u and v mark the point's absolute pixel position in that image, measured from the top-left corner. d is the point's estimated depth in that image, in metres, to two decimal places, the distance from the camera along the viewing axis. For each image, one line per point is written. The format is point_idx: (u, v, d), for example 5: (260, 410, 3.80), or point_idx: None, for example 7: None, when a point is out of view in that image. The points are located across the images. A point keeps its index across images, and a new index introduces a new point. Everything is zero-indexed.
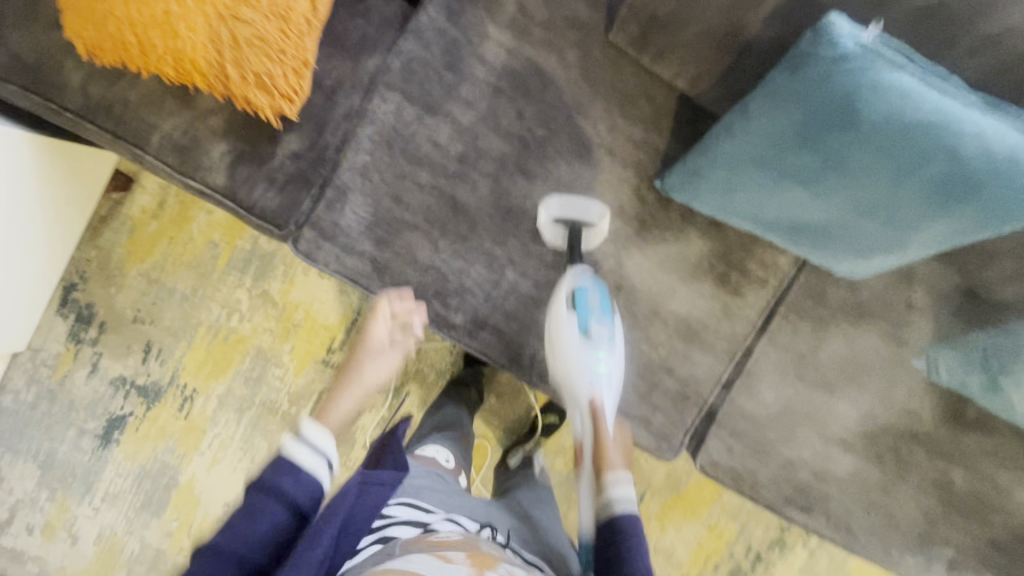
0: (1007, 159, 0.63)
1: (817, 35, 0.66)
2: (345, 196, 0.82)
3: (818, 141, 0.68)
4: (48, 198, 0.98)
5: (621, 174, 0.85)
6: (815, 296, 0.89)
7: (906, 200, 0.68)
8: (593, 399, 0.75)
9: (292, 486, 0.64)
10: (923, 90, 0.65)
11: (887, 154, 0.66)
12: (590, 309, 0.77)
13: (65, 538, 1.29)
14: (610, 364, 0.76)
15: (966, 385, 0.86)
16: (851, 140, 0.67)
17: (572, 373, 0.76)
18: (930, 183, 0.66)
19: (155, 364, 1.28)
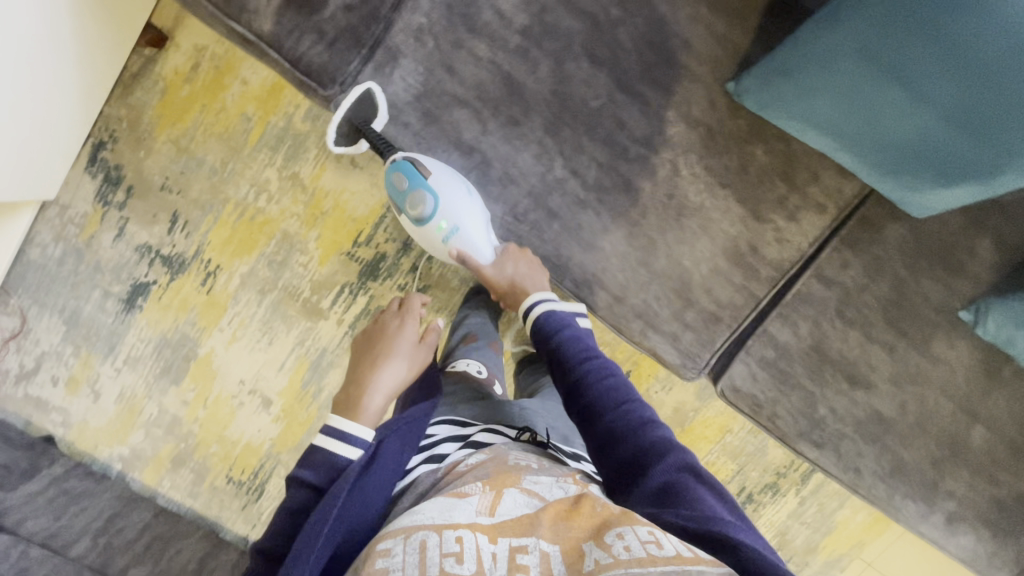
0: None
1: None
2: (396, 61, 0.77)
3: (930, 31, 0.63)
4: (58, 38, 0.92)
5: (694, 71, 0.79)
6: (872, 231, 0.85)
7: (1011, 112, 0.63)
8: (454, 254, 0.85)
9: (307, 473, 0.74)
10: None
11: (1001, 48, 0.62)
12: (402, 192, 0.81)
13: (88, 393, 1.35)
14: (444, 213, 0.80)
15: (1012, 340, 0.83)
16: (964, 29, 0.63)
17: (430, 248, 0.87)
18: None
19: (181, 236, 1.27)
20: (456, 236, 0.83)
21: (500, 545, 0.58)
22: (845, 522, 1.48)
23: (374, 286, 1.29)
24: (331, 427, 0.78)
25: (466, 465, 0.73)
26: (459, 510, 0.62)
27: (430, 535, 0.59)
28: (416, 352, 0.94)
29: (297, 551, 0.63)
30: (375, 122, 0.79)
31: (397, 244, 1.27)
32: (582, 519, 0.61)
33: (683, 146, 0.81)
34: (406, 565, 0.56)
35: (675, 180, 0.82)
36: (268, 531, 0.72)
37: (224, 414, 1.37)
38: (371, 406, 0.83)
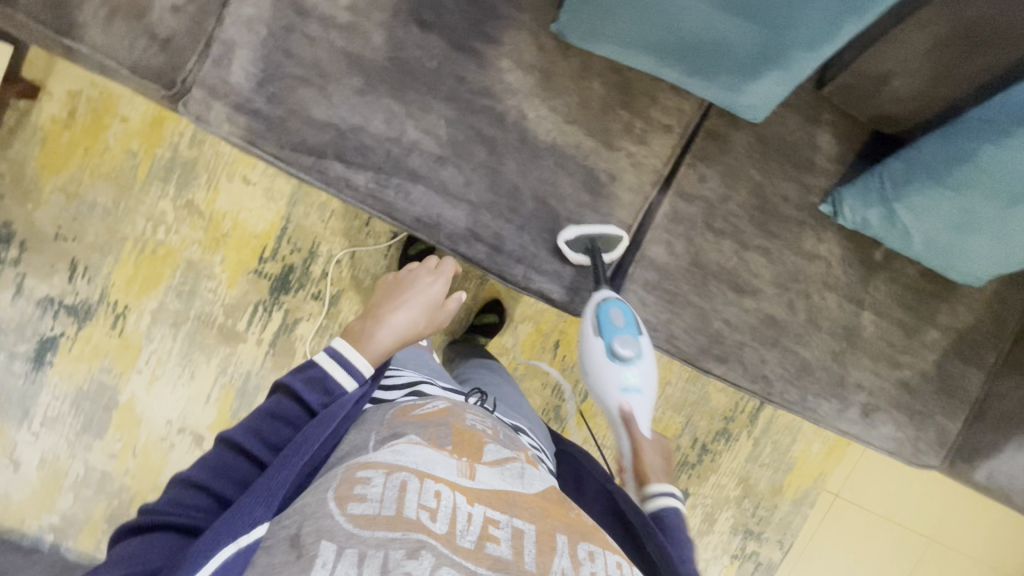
0: None
1: None
2: (232, 52, 0.80)
3: None
4: None
5: (518, 21, 0.84)
6: (719, 142, 0.90)
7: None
8: (623, 406, 0.85)
9: (300, 385, 0.65)
10: None
11: None
12: (613, 325, 0.85)
13: (7, 464, 1.29)
14: (640, 371, 0.86)
15: (868, 221, 0.87)
16: None
17: (604, 384, 0.87)
18: None
19: (83, 282, 1.25)
20: (637, 396, 0.85)
21: (475, 509, 0.55)
22: (803, 456, 1.48)
23: (288, 299, 1.29)
24: (335, 349, 0.69)
25: (428, 408, 0.70)
26: (440, 465, 0.58)
27: (411, 479, 0.55)
28: (435, 313, 0.86)
29: (285, 456, 0.57)
30: (610, 255, 0.88)
31: (302, 254, 1.28)
32: (555, 513, 0.59)
33: (524, 91, 0.85)
34: (383, 498, 0.52)
35: (524, 124, 0.86)
36: (241, 425, 0.62)
37: (155, 460, 1.32)
38: (380, 344, 0.74)
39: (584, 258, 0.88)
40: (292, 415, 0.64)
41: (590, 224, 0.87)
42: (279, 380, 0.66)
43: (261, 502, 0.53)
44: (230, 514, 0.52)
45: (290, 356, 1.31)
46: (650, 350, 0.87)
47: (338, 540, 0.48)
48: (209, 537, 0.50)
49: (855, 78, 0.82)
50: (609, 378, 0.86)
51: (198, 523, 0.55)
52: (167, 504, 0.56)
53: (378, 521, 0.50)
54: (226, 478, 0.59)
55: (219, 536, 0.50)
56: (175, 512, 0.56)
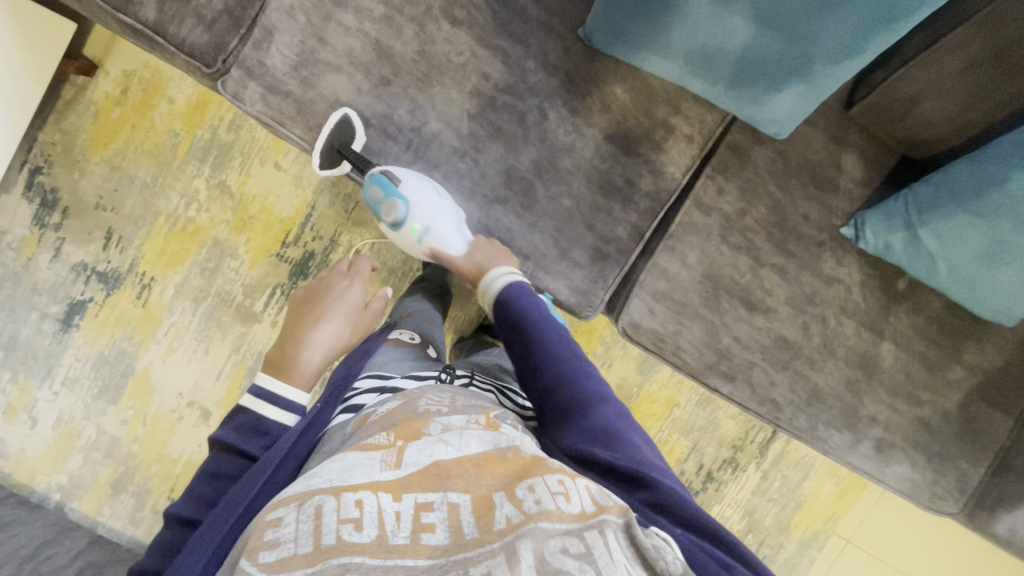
0: None
1: None
2: (271, 36, 0.84)
3: None
4: None
5: (547, 23, 0.86)
6: (739, 156, 0.89)
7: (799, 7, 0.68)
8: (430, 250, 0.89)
9: (234, 436, 0.70)
10: None
11: None
12: (378, 202, 0.85)
13: (26, 421, 1.35)
14: (417, 216, 0.84)
15: (891, 246, 0.84)
16: None
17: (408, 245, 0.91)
18: None
19: (116, 252, 1.31)
20: (429, 235, 0.86)
21: (403, 504, 0.51)
22: (813, 495, 1.41)
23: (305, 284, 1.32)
24: (262, 387, 0.76)
25: (378, 412, 0.66)
26: (361, 469, 0.54)
27: (327, 500, 0.51)
28: (358, 319, 0.92)
29: (212, 521, 0.59)
30: (355, 143, 0.85)
31: (323, 241, 1.31)
32: (494, 466, 0.54)
33: (547, 91, 0.87)
34: (298, 535, 0.49)
35: (544, 124, 0.87)
36: (186, 500, 0.67)
37: (163, 430, 1.36)
38: (307, 364, 0.81)
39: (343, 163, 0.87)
40: (236, 469, 0.67)
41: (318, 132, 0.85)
42: (214, 439, 0.71)
43: None
44: None
45: None
46: (417, 191, 0.83)
47: None
48: None
49: (884, 97, 0.80)
50: (405, 238, 0.89)
51: None
52: None
53: (296, 561, 0.47)
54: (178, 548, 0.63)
55: None
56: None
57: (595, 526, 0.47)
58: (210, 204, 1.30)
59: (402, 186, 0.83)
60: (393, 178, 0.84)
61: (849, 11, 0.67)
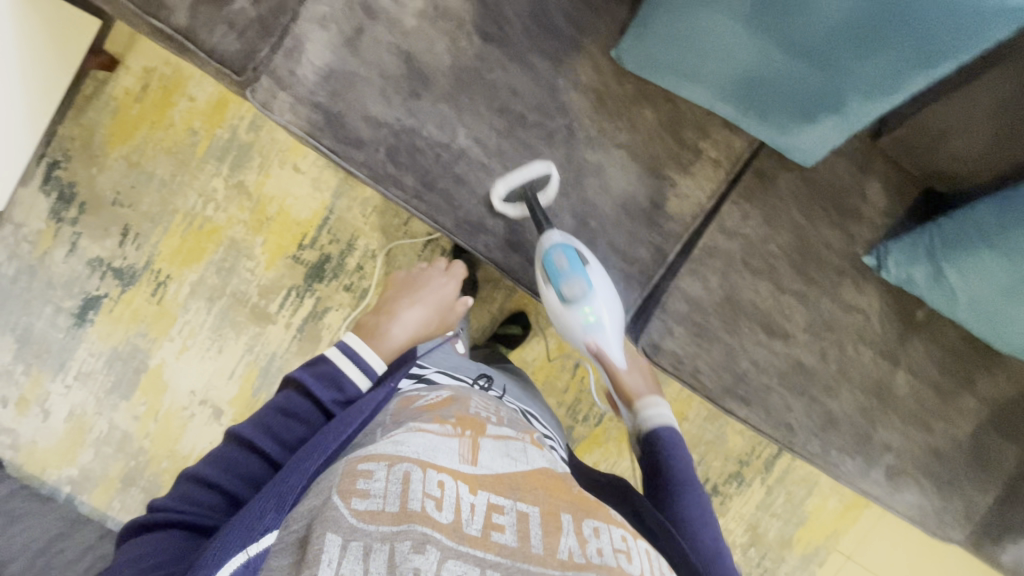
0: None
1: None
2: (302, 46, 0.83)
3: None
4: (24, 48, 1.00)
5: (579, 42, 0.85)
6: (765, 181, 0.89)
7: (837, 42, 0.67)
8: (589, 344, 0.85)
9: (311, 379, 0.72)
10: None
11: None
12: (558, 270, 0.81)
13: (38, 413, 1.35)
14: (596, 301, 0.83)
15: (912, 279, 0.85)
16: None
17: (567, 329, 0.86)
18: (854, 25, 0.65)
19: (132, 248, 1.31)
20: (599, 330, 0.84)
21: (479, 497, 0.52)
22: (817, 511, 1.43)
23: (320, 287, 1.33)
24: (347, 345, 0.78)
25: (431, 401, 0.68)
26: (443, 453, 0.55)
27: (414, 470, 0.51)
28: (445, 313, 1.00)
29: (297, 459, 0.59)
30: (544, 196, 0.86)
31: (340, 245, 1.32)
32: (560, 492, 0.57)
33: (576, 111, 0.86)
34: (387, 493, 0.49)
35: (572, 144, 0.87)
36: (254, 424, 0.68)
37: (175, 427, 1.37)
38: (396, 335, 0.88)
39: (516, 209, 0.87)
40: (306, 413, 0.70)
41: (518, 171, 0.85)
42: (291, 376, 0.72)
43: (273, 507, 0.51)
44: (244, 520, 0.51)
45: (314, 343, 1.35)
46: (602, 280, 0.84)
47: (342, 533, 0.45)
48: (230, 536, 0.49)
49: (913, 132, 0.80)
50: (571, 321, 0.85)
51: (208, 522, 0.59)
52: (177, 501, 0.61)
53: (382, 516, 0.47)
54: (233, 475, 0.63)
55: (227, 546, 0.48)
56: (184, 509, 0.60)
57: None
58: (228, 204, 1.30)
59: (587, 268, 0.83)
60: (583, 258, 0.83)
61: (885, 56, 0.66)
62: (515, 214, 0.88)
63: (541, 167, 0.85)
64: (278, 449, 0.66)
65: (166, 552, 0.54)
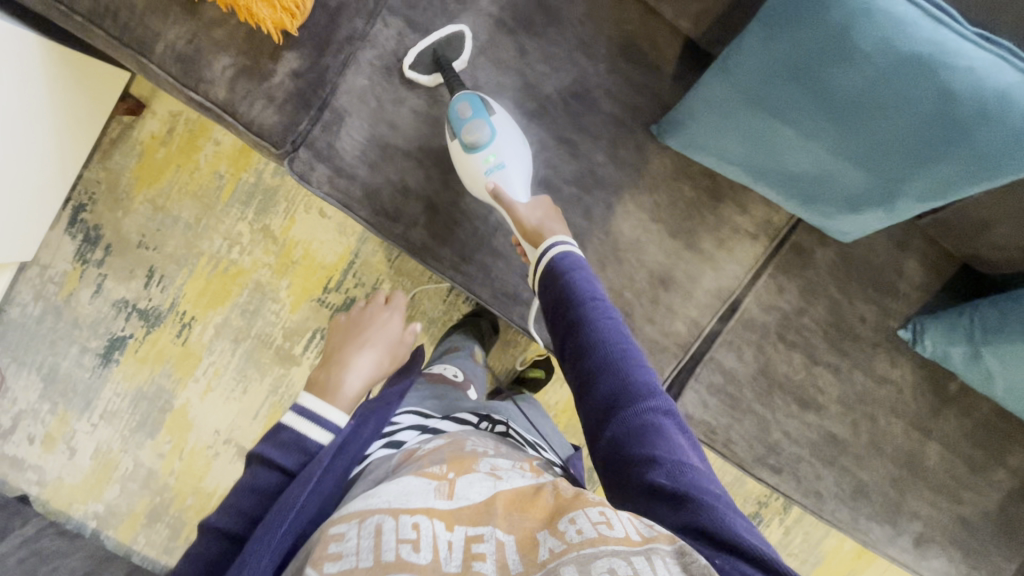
0: (997, 100, 0.59)
1: None
2: (342, 120, 0.83)
3: (807, 74, 0.64)
4: (58, 104, 0.98)
5: (620, 117, 0.85)
6: (802, 255, 0.89)
7: (888, 149, 0.65)
8: (493, 186, 0.78)
9: (275, 451, 0.64)
10: (917, 19, 0.61)
11: (878, 86, 0.62)
12: (461, 117, 0.77)
13: (64, 450, 1.35)
14: (498, 144, 0.77)
15: (949, 356, 0.85)
16: (840, 69, 0.62)
17: (467, 180, 0.80)
18: (909, 137, 0.63)
19: (157, 290, 1.31)
20: (503, 170, 0.77)
21: (456, 533, 0.49)
22: (833, 551, 1.44)
23: None
24: (305, 406, 0.69)
25: (425, 448, 0.64)
26: (416, 495, 0.52)
27: (385, 519, 0.49)
28: (395, 350, 0.90)
29: (262, 532, 0.55)
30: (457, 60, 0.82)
31: (364, 289, 1.32)
32: (537, 507, 0.53)
33: (614, 185, 0.86)
34: (360, 550, 0.47)
35: (610, 219, 0.86)
36: (221, 510, 0.61)
37: (199, 465, 1.37)
38: (348, 389, 0.76)
39: (431, 76, 0.83)
40: (273, 485, 0.62)
41: (427, 37, 0.82)
42: (253, 452, 0.65)
43: None
44: None
45: None
46: (508, 127, 0.79)
47: None
48: None
49: (957, 217, 0.80)
50: (471, 166, 0.78)
51: None
52: None
53: (356, 574, 0.45)
54: (208, 568, 0.58)
55: None
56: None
57: (642, 552, 0.44)
58: (254, 246, 1.30)
59: (495, 117, 0.79)
60: (489, 109, 0.79)
61: (941, 167, 0.63)
62: (428, 82, 0.83)
63: (453, 31, 0.82)
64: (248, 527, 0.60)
65: None
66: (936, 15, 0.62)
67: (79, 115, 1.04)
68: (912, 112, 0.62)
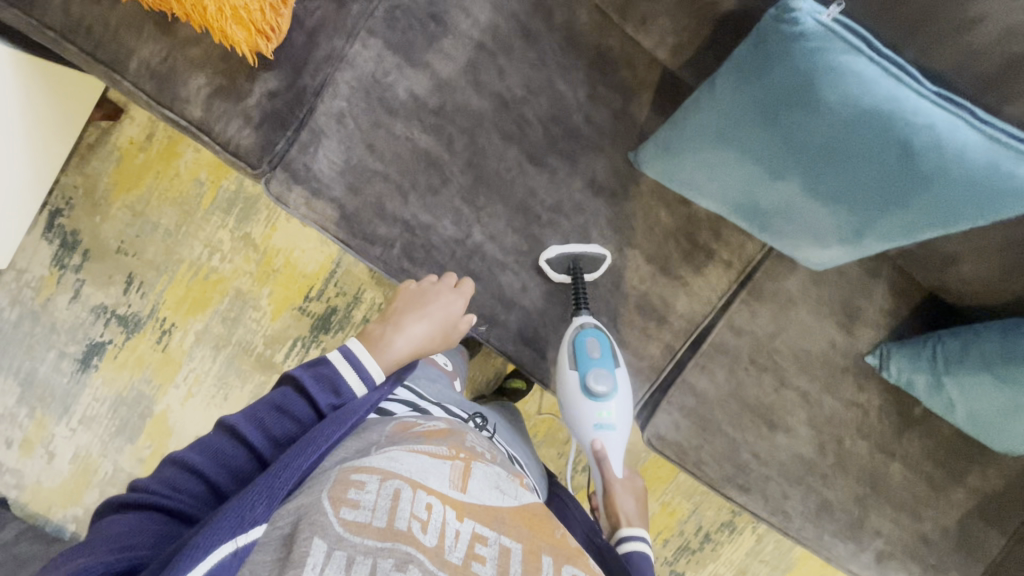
0: (956, 153, 0.61)
1: (779, 11, 0.63)
2: (319, 140, 0.82)
3: (778, 120, 0.65)
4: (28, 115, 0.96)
5: (599, 142, 0.85)
6: (775, 281, 0.91)
7: (854, 193, 0.66)
8: (594, 443, 0.83)
9: (312, 382, 0.66)
10: (880, 74, 0.62)
11: (844, 136, 0.63)
12: (590, 357, 0.83)
13: (42, 454, 1.33)
14: (613, 405, 0.83)
15: (913, 383, 0.87)
16: (808, 118, 0.64)
17: (576, 418, 0.85)
18: (873, 182, 0.64)
19: (136, 296, 1.30)
20: (608, 429, 0.83)
21: (464, 525, 0.53)
22: (804, 558, 1.48)
23: (326, 338, 1.33)
24: (350, 350, 0.71)
25: (425, 427, 0.66)
26: (434, 476, 0.56)
27: (404, 488, 0.53)
28: (448, 332, 0.82)
29: (292, 452, 0.56)
30: (593, 274, 0.87)
31: (347, 297, 1.32)
32: (542, 531, 0.57)
33: (592, 210, 0.87)
34: (376, 508, 0.50)
35: (587, 243, 0.87)
36: (248, 417, 0.62)
37: None
38: (392, 352, 0.75)
39: (565, 277, 0.87)
40: (299, 412, 0.64)
41: (573, 243, 0.86)
42: (289, 375, 0.66)
43: (263, 500, 0.50)
44: (236, 504, 0.49)
45: None
46: (625, 384, 0.85)
47: (329, 540, 0.46)
48: (222, 523, 0.47)
49: (924, 250, 0.83)
50: (584, 413, 0.83)
51: (184, 508, 0.55)
52: (160, 484, 0.56)
53: (368, 530, 0.49)
54: (222, 466, 0.58)
55: (221, 530, 0.47)
56: (166, 495, 0.55)
57: None
58: (235, 253, 1.29)
59: (617, 365, 0.85)
60: (614, 355, 0.85)
61: (906, 214, 0.65)
62: (560, 281, 0.87)
63: (597, 249, 0.86)
64: (270, 448, 0.61)
65: (142, 535, 0.51)
66: (900, 71, 0.63)
67: (52, 118, 1.02)
68: (877, 162, 0.63)
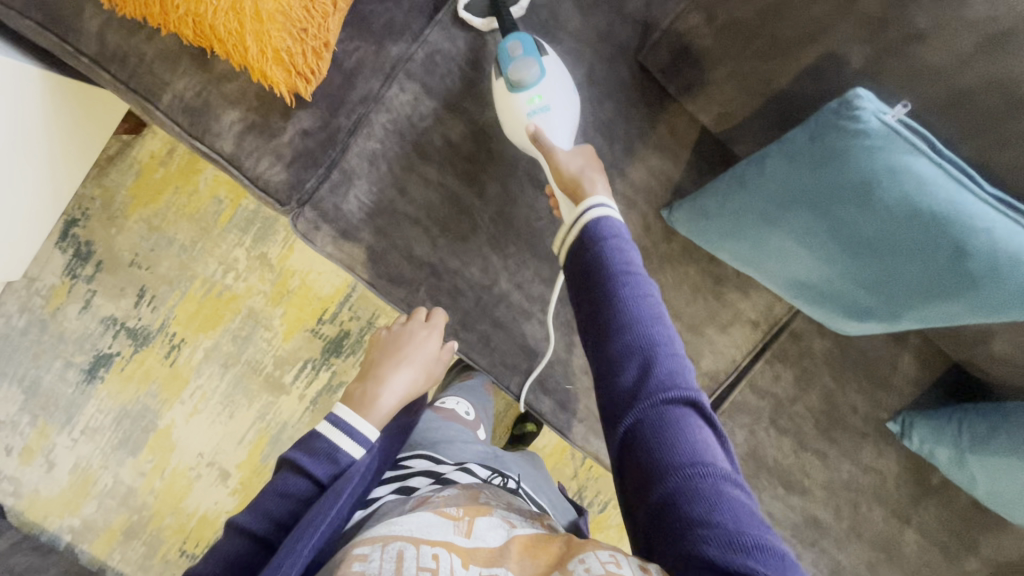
0: (1010, 259, 0.59)
1: (842, 105, 0.63)
2: (350, 181, 0.81)
3: (826, 207, 0.66)
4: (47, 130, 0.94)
5: (633, 197, 0.84)
6: (799, 343, 0.91)
7: (895, 281, 0.66)
8: (536, 130, 0.73)
9: (306, 459, 0.65)
10: (939, 175, 0.61)
11: (892, 230, 0.63)
12: (512, 55, 0.74)
13: (42, 463, 1.28)
14: (547, 87, 0.74)
15: (935, 455, 0.87)
16: (858, 210, 0.64)
17: (512, 125, 0.75)
18: (917, 275, 0.64)
19: (147, 310, 1.28)
20: (547, 112, 0.73)
21: (472, 571, 0.49)
22: None
23: (337, 361, 1.32)
24: (338, 417, 0.70)
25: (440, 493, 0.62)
26: (437, 528, 0.54)
27: (407, 546, 0.51)
28: (430, 370, 0.81)
29: (295, 536, 0.56)
30: (515, 8, 0.80)
31: (360, 322, 1.32)
32: (556, 552, 0.53)
33: None
34: (380, 573, 0.48)
35: None
36: (251, 510, 0.63)
37: (180, 486, 1.31)
38: (381, 407, 0.74)
39: (482, 19, 0.82)
40: (301, 491, 0.64)
41: None
42: (284, 457, 0.67)
43: None
44: None
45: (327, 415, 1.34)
46: (559, 73, 0.75)
47: None
48: None
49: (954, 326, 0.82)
50: (516, 105, 0.74)
51: None
52: None
53: None
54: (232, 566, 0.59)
55: None
56: None
57: None
58: (251, 271, 1.29)
59: (548, 62, 0.76)
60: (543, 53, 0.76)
61: (946, 307, 0.64)
62: (477, 22, 0.82)
63: None
64: (276, 532, 0.62)
65: None
66: (962, 173, 0.62)
67: (71, 134, 1.00)
68: (923, 260, 0.63)
